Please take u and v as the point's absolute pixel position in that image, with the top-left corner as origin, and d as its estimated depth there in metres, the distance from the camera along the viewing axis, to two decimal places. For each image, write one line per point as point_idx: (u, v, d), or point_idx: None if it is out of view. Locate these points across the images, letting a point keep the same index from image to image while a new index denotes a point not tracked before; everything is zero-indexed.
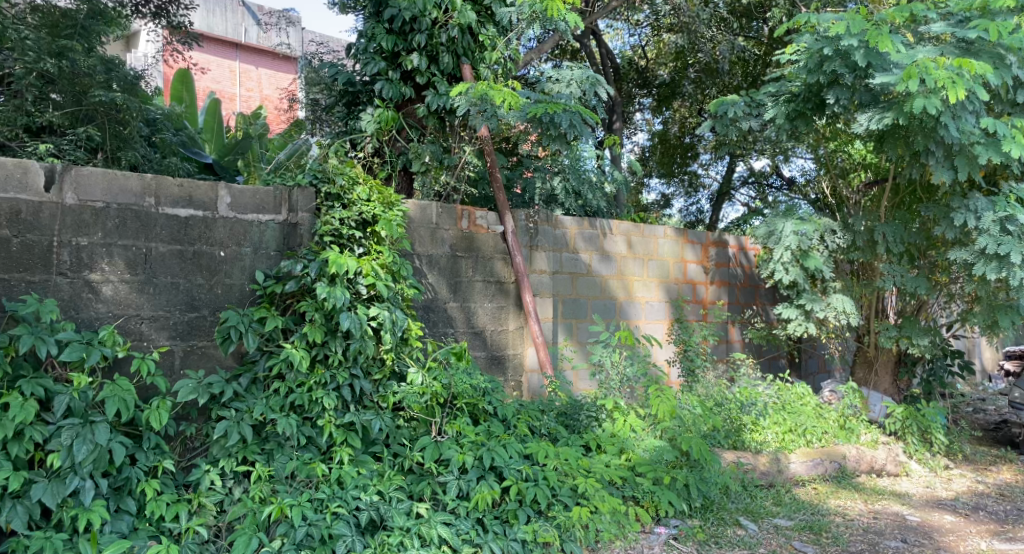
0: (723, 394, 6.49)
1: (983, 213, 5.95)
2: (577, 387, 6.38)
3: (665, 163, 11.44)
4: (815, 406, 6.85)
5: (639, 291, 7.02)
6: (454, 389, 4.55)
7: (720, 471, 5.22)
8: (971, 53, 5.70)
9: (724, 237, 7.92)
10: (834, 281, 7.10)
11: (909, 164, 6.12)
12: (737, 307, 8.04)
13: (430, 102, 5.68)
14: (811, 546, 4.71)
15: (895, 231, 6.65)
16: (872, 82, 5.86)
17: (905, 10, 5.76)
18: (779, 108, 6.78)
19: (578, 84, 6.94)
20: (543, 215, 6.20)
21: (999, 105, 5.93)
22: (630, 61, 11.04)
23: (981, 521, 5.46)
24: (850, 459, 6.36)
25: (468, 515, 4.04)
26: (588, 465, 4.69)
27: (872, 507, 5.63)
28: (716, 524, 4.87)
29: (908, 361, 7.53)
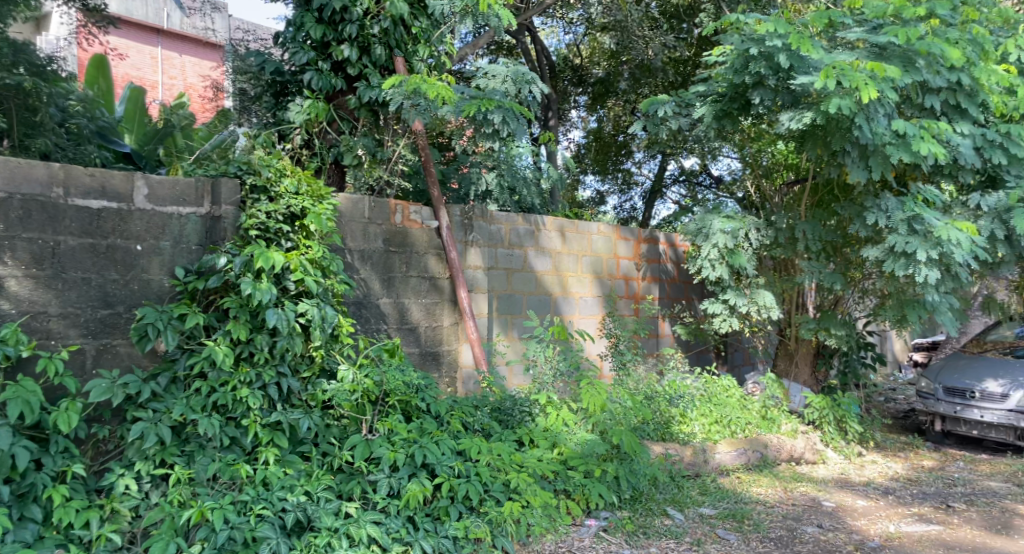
0: (653, 388, 6.64)
1: (892, 213, 6.24)
2: (511, 383, 6.38)
3: (600, 160, 11.54)
4: (738, 398, 7.07)
5: (574, 287, 7.08)
6: (386, 386, 4.47)
7: (648, 463, 5.31)
8: (884, 57, 5.95)
9: (655, 234, 8.08)
10: (758, 277, 7.34)
11: (827, 164, 6.36)
12: (667, 302, 8.22)
13: (362, 94, 5.59)
14: (734, 534, 4.85)
15: (814, 229, 6.92)
16: (794, 83, 6.06)
17: (824, 16, 6.03)
18: (707, 108, 6.96)
19: (513, 81, 6.96)
20: (478, 211, 6.18)
21: (909, 109, 6.21)
22: (565, 59, 11.30)
23: (891, 505, 5.73)
24: (771, 448, 6.58)
25: (399, 514, 4.00)
26: (520, 459, 4.70)
27: (791, 494, 5.84)
28: (644, 515, 4.96)
29: (827, 353, 7.84)
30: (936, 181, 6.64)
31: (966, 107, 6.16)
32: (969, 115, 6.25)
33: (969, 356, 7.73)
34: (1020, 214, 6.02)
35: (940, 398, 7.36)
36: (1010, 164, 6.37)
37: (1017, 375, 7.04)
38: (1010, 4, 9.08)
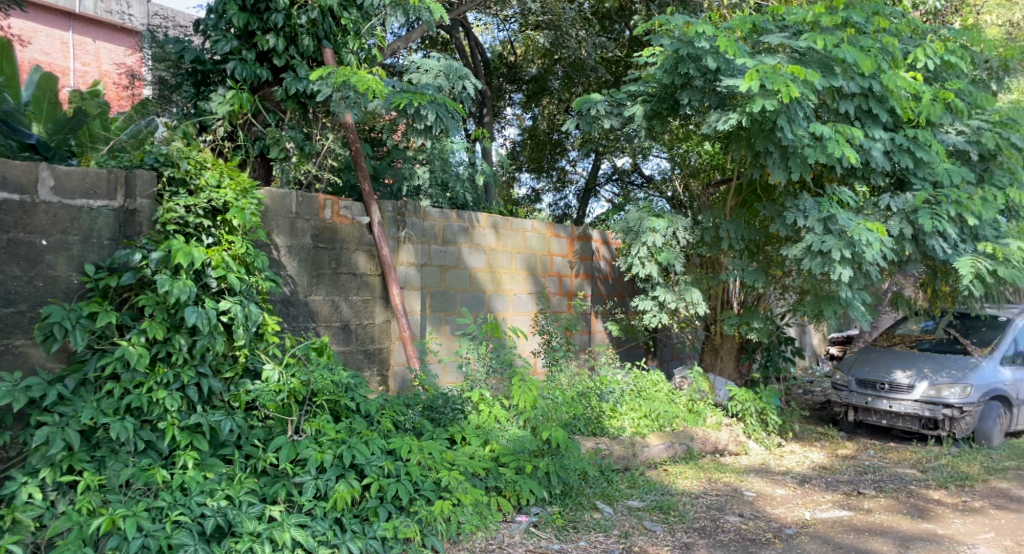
0: (585, 384, 6.71)
1: (810, 212, 6.49)
2: (445, 380, 6.33)
3: (535, 158, 11.63)
4: (666, 391, 7.25)
5: (507, 284, 7.09)
6: (313, 386, 4.37)
7: (579, 458, 5.35)
8: (803, 62, 6.18)
9: (588, 231, 8.17)
10: (685, 274, 7.49)
11: (751, 164, 6.56)
12: (600, 299, 8.33)
13: (289, 85, 5.47)
14: (660, 525, 4.95)
15: (736, 228, 7.12)
16: (720, 84, 6.26)
17: (748, 20, 6.29)
18: (637, 107, 7.08)
19: (445, 76, 6.92)
20: (411, 207, 6.11)
21: (826, 113, 6.45)
22: (500, 56, 11.28)
23: (807, 492, 5.96)
24: (697, 441, 6.74)
25: (326, 516, 3.92)
26: (452, 457, 4.68)
27: (714, 485, 6.00)
28: (574, 509, 5.02)
29: (750, 348, 8.08)
30: (850, 182, 6.93)
31: (877, 112, 6.45)
32: (880, 120, 6.54)
33: (879, 349, 8.11)
34: (927, 215, 6.34)
35: (853, 390, 7.70)
36: (918, 167, 6.70)
37: (923, 367, 7.42)
38: (918, 16, 9.57)
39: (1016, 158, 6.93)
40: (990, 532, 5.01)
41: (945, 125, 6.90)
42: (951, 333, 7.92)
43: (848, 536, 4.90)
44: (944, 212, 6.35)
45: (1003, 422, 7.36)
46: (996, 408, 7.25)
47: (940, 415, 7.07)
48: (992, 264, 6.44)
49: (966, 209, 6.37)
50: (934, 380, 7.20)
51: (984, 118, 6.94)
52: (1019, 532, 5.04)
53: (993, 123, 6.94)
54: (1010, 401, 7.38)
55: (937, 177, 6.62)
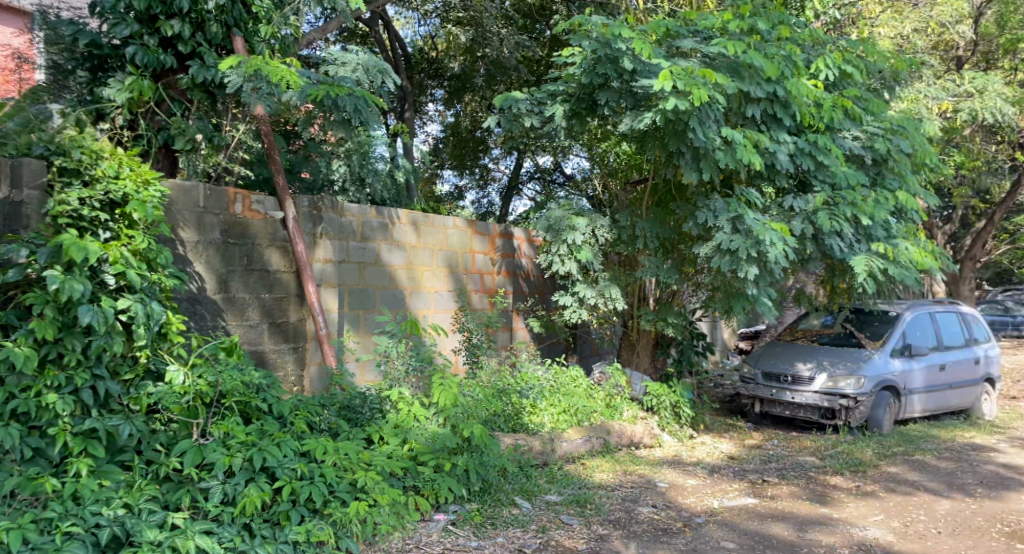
0: (504, 381, 6.74)
1: (719, 213, 6.70)
2: (363, 379, 6.23)
3: (457, 154, 11.54)
4: (585, 387, 7.37)
5: (428, 281, 7.03)
6: (222, 388, 4.20)
7: (498, 454, 5.35)
8: (713, 67, 6.41)
9: (510, 229, 8.20)
10: (604, 271, 7.62)
11: (665, 164, 6.74)
12: (521, 296, 8.38)
13: (195, 73, 5.21)
14: (576, 519, 5.01)
15: (651, 227, 7.30)
16: (635, 85, 6.42)
17: (662, 25, 6.48)
18: (557, 107, 7.19)
19: (365, 70, 6.78)
20: (328, 202, 5.97)
21: (734, 117, 6.67)
22: (421, 50, 11.32)
23: (715, 482, 6.16)
24: (613, 434, 6.87)
25: (233, 522, 3.79)
26: (368, 457, 4.58)
27: (629, 477, 6.13)
28: (493, 506, 5.03)
29: (665, 343, 8.31)
30: (757, 184, 7.20)
31: (781, 117, 6.73)
32: (784, 124, 6.83)
33: (783, 343, 8.47)
34: (826, 215, 6.66)
35: (759, 383, 8.03)
36: (818, 170, 7.03)
37: (822, 359, 7.80)
38: (821, 27, 10.07)
39: (906, 163, 7.37)
40: (880, 515, 5.31)
41: (844, 130, 7.27)
42: (847, 328, 8.33)
43: (752, 522, 5.10)
44: (841, 213, 6.69)
45: (894, 411, 7.80)
46: (886, 398, 7.68)
47: (837, 404, 7.44)
48: (883, 263, 6.83)
49: (861, 210, 6.72)
50: (831, 372, 7.59)
51: (878, 125, 7.35)
52: (906, 514, 5.35)
53: (886, 130, 7.35)
54: (898, 391, 7.81)
55: (835, 179, 6.95)
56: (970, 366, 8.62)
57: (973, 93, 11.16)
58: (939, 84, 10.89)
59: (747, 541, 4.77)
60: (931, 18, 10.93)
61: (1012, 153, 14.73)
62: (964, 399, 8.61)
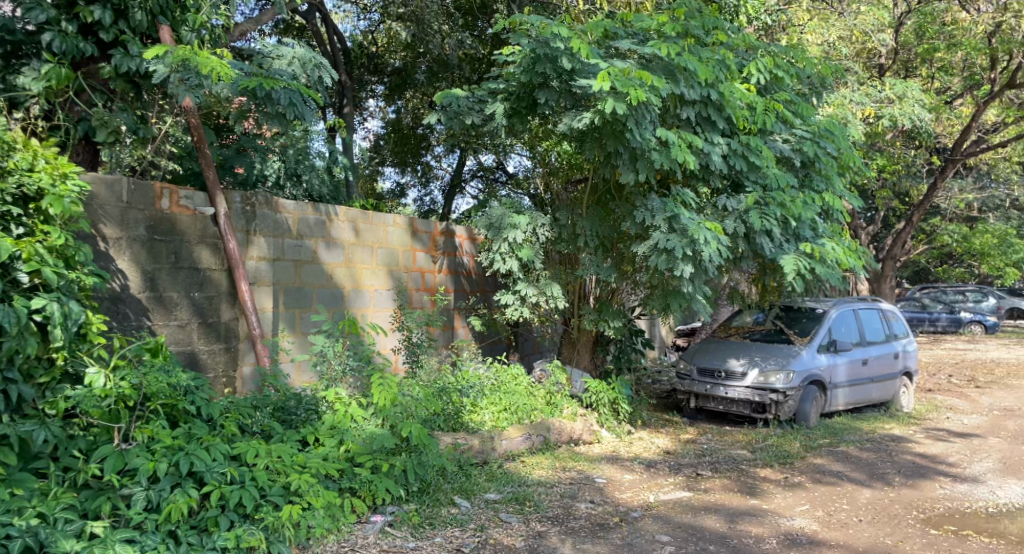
0: (445, 379, 6.69)
1: (656, 212, 6.81)
2: (299, 380, 6.10)
3: (398, 152, 11.38)
4: (526, 385, 7.38)
5: (367, 279, 6.93)
6: (146, 390, 4.04)
7: (437, 454, 5.29)
8: (649, 68, 6.52)
9: (451, 227, 8.15)
10: (544, 270, 7.66)
11: (603, 164, 6.82)
12: (463, 294, 8.34)
13: (118, 63, 5.02)
14: (515, 517, 5.01)
15: (592, 226, 7.41)
16: (574, 85, 6.49)
17: (599, 26, 6.56)
18: (498, 105, 7.20)
19: (301, 64, 6.62)
20: (262, 197, 5.81)
21: (670, 118, 6.78)
22: (360, 45, 11.09)
23: (652, 476, 6.25)
24: (553, 431, 6.91)
25: (157, 529, 3.67)
26: (303, 460, 4.46)
27: (567, 473, 6.17)
28: (432, 506, 4.99)
29: (604, 340, 8.47)
30: (693, 184, 7.36)
31: (715, 120, 6.86)
32: (718, 127, 6.96)
33: (717, 340, 8.69)
34: (757, 215, 6.85)
35: (694, 378, 8.21)
36: (750, 172, 7.21)
37: (754, 355, 8.03)
38: (754, 33, 10.33)
39: (833, 166, 7.62)
40: (806, 505, 5.48)
41: (775, 133, 7.48)
42: (778, 324, 8.57)
43: (686, 515, 5.19)
44: (771, 213, 6.90)
45: (820, 405, 8.07)
46: (813, 392, 7.93)
47: (767, 399, 7.66)
48: (810, 262, 7.05)
49: (790, 211, 6.93)
50: (762, 367, 7.79)
51: (806, 129, 7.59)
52: (831, 503, 5.54)
53: (814, 134, 7.60)
54: (824, 385, 8.08)
55: (766, 180, 7.18)
56: (890, 360, 8.99)
57: (894, 99, 11.63)
58: (863, 90, 11.32)
59: (681, 533, 4.85)
60: (854, 27, 11.35)
61: (929, 157, 15.43)
62: (885, 392, 8.96)
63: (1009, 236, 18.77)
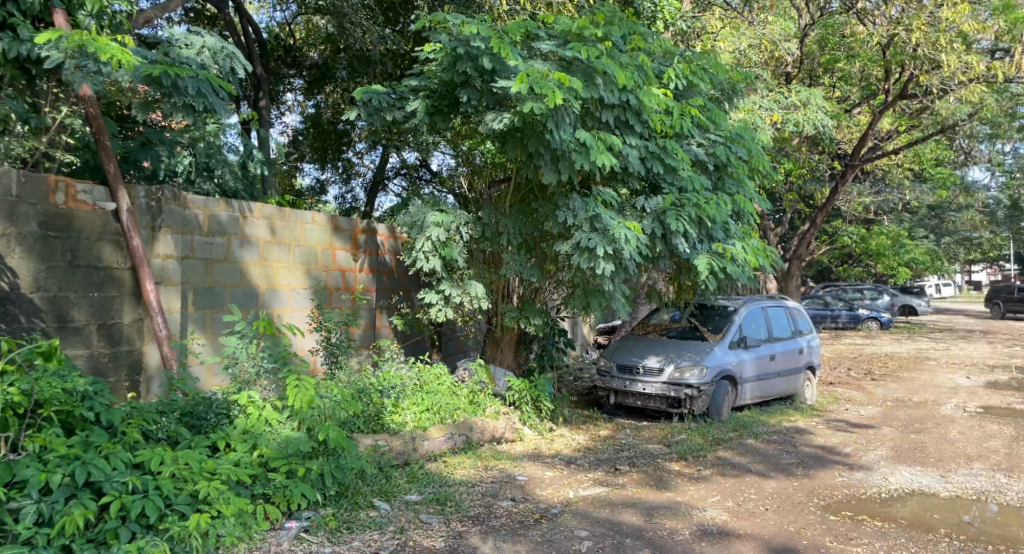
0: (365, 381, 6.57)
1: (578, 211, 6.89)
2: (209, 383, 5.88)
3: (318, 147, 11.14)
4: (448, 385, 7.34)
5: (284, 279, 6.73)
6: (38, 396, 3.82)
7: (356, 456, 5.19)
8: (569, 70, 6.59)
9: (373, 225, 8.00)
10: (468, 269, 7.64)
11: (525, 164, 6.86)
12: (384, 293, 8.19)
13: (8, 48, 4.76)
14: (436, 518, 4.97)
15: (515, 224, 7.41)
16: (494, 85, 6.51)
17: (521, 26, 6.58)
18: (418, 102, 7.13)
19: (212, 53, 6.35)
20: (169, 193, 5.55)
21: (591, 120, 6.87)
22: (277, 37, 10.74)
23: (572, 473, 6.32)
24: (476, 430, 6.88)
25: (49, 544, 3.50)
26: (212, 466, 4.28)
27: (490, 472, 6.16)
28: (349, 509, 4.89)
29: (527, 339, 8.50)
30: (613, 185, 7.48)
31: (633, 123, 6.99)
32: (636, 130, 7.10)
33: (636, 338, 8.89)
34: (674, 216, 7.02)
35: (614, 375, 8.35)
36: (667, 173, 7.38)
37: (670, 351, 8.24)
38: (672, 38, 10.52)
39: (744, 170, 7.90)
40: (717, 496, 5.66)
41: (690, 137, 7.70)
42: (693, 321, 8.84)
43: (604, 511, 5.27)
44: (687, 214, 7.08)
45: (732, 399, 8.34)
46: (725, 387, 8.20)
47: (683, 394, 7.88)
48: (722, 262, 7.29)
49: (704, 212, 7.14)
50: (678, 364, 8.02)
51: (719, 134, 7.84)
52: (740, 494, 5.74)
53: (726, 139, 7.87)
54: (735, 380, 8.36)
55: (682, 182, 7.37)
56: (795, 354, 9.38)
57: (800, 106, 12.16)
58: (771, 97, 11.79)
59: (600, 528, 4.92)
60: (764, 36, 11.80)
61: (831, 162, 16.24)
62: (791, 386, 9.34)
63: (902, 237, 19.95)
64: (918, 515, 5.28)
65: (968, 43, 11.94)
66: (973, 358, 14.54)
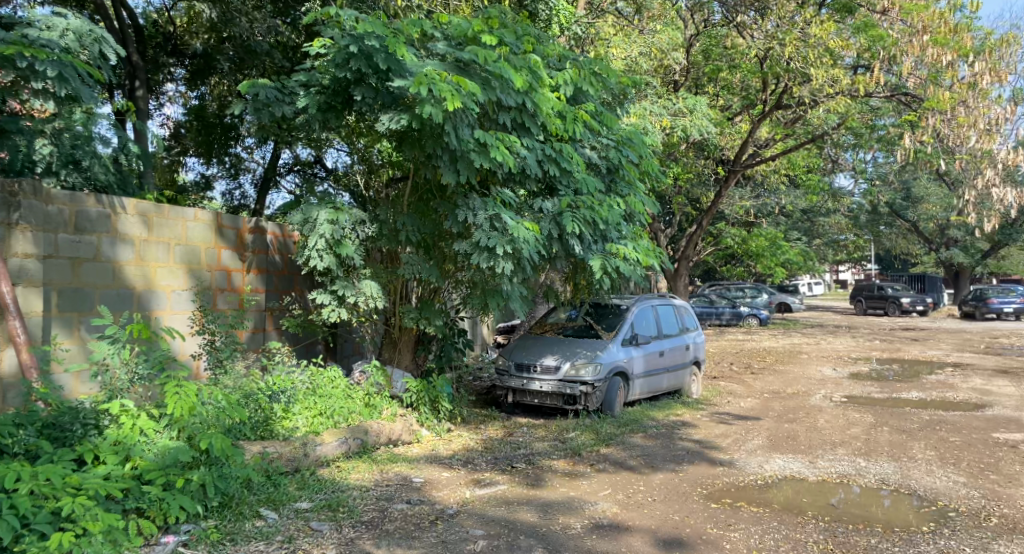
0: (253, 385, 6.35)
1: (477, 211, 6.90)
2: (76, 392, 5.50)
3: (201, 142, 10.45)
4: (343, 387, 7.19)
5: (163, 279, 6.37)
6: None
7: (242, 465, 5.03)
8: (466, 72, 6.62)
9: (262, 223, 7.71)
10: (364, 268, 7.51)
11: (424, 165, 6.82)
12: (275, 295, 7.90)
13: None
14: (327, 524, 4.86)
15: (413, 222, 7.33)
16: (390, 84, 6.42)
17: (416, 25, 6.53)
18: (311, 98, 6.94)
19: (76, 36, 5.94)
20: (28, 185, 5.17)
21: (488, 121, 6.92)
22: (155, 24, 10.32)
23: (469, 473, 6.34)
24: (371, 434, 6.77)
25: None
26: (77, 481, 4.06)
27: (385, 475, 6.08)
28: (233, 520, 4.70)
29: (425, 340, 8.44)
30: (510, 186, 7.55)
31: (529, 125, 7.08)
32: (532, 133, 7.20)
33: (534, 337, 9.01)
34: (570, 218, 7.16)
35: (512, 374, 8.42)
36: (562, 176, 7.53)
37: (566, 350, 8.40)
38: (565, 43, 10.78)
39: (635, 173, 8.19)
40: (609, 489, 5.84)
41: (583, 141, 7.88)
42: (588, 320, 9.06)
43: (500, 510, 5.31)
44: (582, 215, 7.24)
45: (624, 395, 8.59)
46: (618, 383, 8.43)
47: (578, 391, 8.07)
48: (616, 262, 7.51)
49: (598, 214, 7.34)
50: (574, 361, 8.20)
51: (611, 137, 8.06)
52: (630, 486, 5.94)
53: (618, 142, 8.11)
54: (628, 376, 8.62)
55: (577, 184, 7.54)
56: (681, 351, 9.76)
57: (686, 112, 12.65)
58: (660, 103, 12.25)
59: (495, 527, 4.96)
60: (653, 44, 12.24)
61: (715, 167, 17.05)
62: (678, 381, 9.72)
63: (778, 239, 21.20)
64: (791, 499, 5.62)
65: (835, 59, 12.83)
66: (840, 351, 15.64)
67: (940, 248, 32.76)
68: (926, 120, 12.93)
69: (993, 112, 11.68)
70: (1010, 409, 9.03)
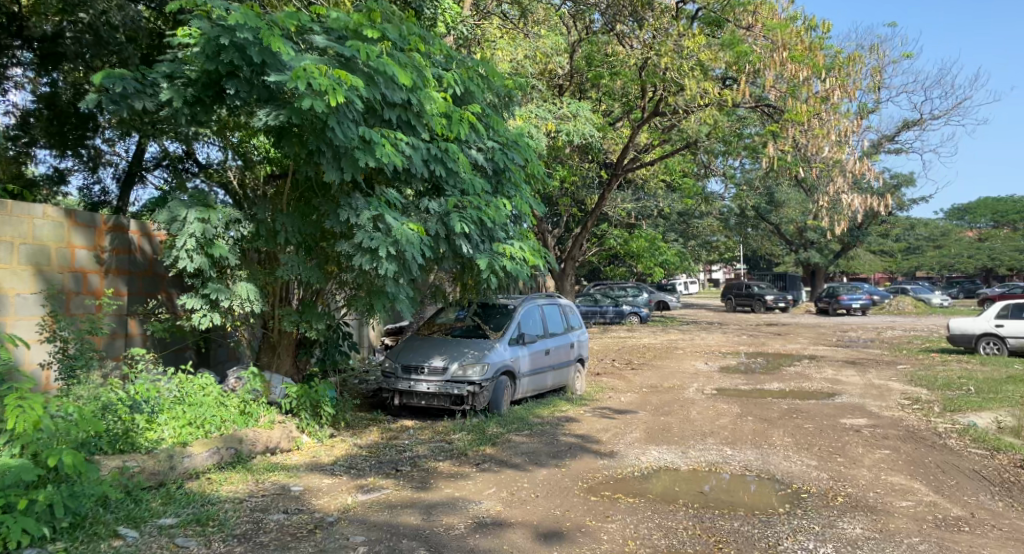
0: (111, 396, 5.93)
1: (361, 210, 6.76)
2: None
3: (53, 133, 9.74)
4: (215, 395, 6.84)
5: (5, 281, 5.87)
6: None
7: (97, 481, 4.70)
8: (349, 68, 6.46)
9: (123, 220, 7.14)
10: (240, 269, 7.19)
11: (304, 163, 6.58)
12: (139, 298, 7.34)
13: None
14: (194, 540, 4.61)
15: (293, 222, 7.08)
16: (266, 78, 6.18)
17: (293, 17, 6.31)
18: (177, 90, 6.54)
19: None
20: None
21: (373, 119, 6.78)
22: None
23: (351, 478, 6.19)
24: (246, 442, 6.48)
25: None
26: None
27: (261, 485, 5.84)
28: (86, 542, 4.38)
29: (307, 343, 8.17)
30: (395, 186, 7.43)
31: (414, 124, 7.00)
32: (417, 132, 7.13)
33: (421, 338, 8.92)
34: (457, 218, 7.14)
35: (398, 376, 8.29)
36: (448, 176, 7.49)
37: (453, 351, 8.37)
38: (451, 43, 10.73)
39: (521, 174, 8.26)
40: (492, 488, 5.87)
41: (469, 141, 7.88)
42: (475, 320, 9.08)
43: (381, 514, 5.22)
44: (468, 215, 7.24)
45: (510, 394, 8.65)
46: (504, 382, 8.48)
47: (465, 391, 8.05)
48: (502, 262, 7.55)
49: (485, 213, 7.36)
50: (461, 361, 8.18)
51: (497, 139, 8.11)
52: (512, 484, 5.99)
53: (504, 144, 8.16)
54: (514, 375, 8.70)
55: (464, 185, 7.52)
56: (566, 349, 9.95)
57: (570, 117, 12.92)
58: (544, 107, 12.47)
59: (376, 532, 4.86)
60: (537, 48, 12.49)
61: (598, 170, 17.51)
62: (563, 378, 9.90)
63: (657, 240, 22.05)
64: (666, 489, 5.84)
65: (705, 71, 13.47)
66: (713, 347, 16.44)
67: (801, 248, 35.16)
68: (786, 129, 13.84)
69: (842, 124, 12.77)
70: (858, 397, 9.80)
